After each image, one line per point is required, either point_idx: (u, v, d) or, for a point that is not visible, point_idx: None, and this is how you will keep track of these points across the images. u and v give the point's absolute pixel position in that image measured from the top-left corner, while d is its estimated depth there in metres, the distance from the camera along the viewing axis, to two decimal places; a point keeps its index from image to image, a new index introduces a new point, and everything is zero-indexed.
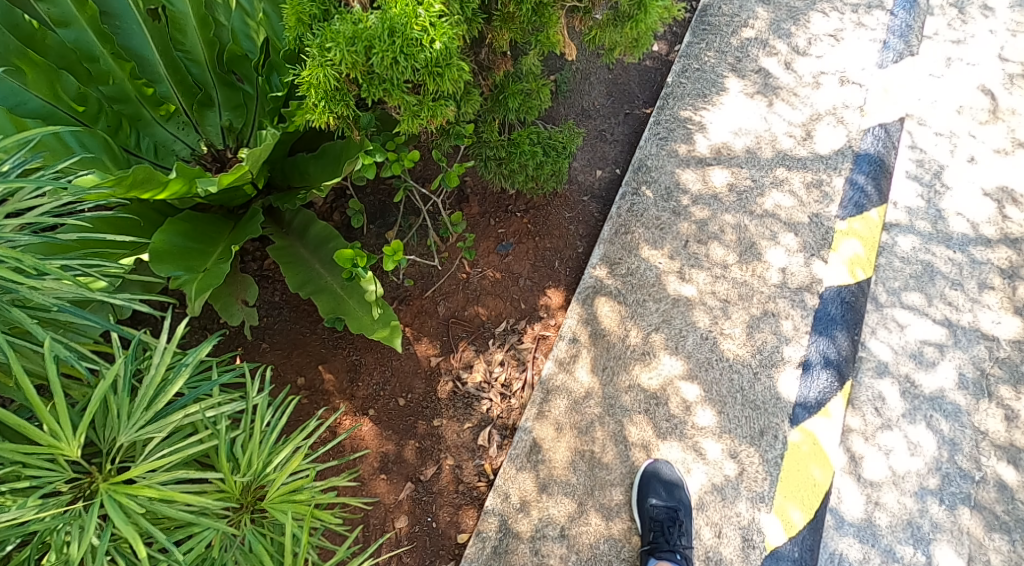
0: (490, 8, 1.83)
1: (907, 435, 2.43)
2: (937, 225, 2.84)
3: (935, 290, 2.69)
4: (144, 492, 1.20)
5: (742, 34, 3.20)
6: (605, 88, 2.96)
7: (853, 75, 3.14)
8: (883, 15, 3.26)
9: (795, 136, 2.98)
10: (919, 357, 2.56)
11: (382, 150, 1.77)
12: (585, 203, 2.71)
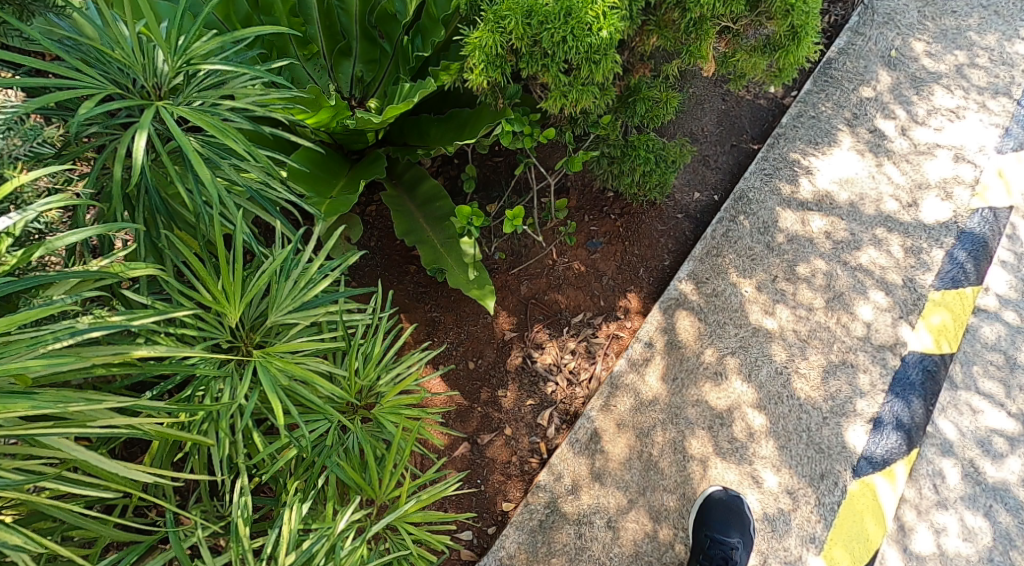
0: (649, 11, 1.88)
1: (963, 519, 2.43)
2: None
3: (1014, 380, 2.65)
4: (292, 368, 1.45)
5: (861, 93, 3.28)
6: (716, 117, 3.05)
7: (969, 153, 3.15)
8: (1009, 103, 3.31)
9: (900, 199, 2.97)
10: (988, 446, 2.53)
11: (521, 123, 1.85)
12: (678, 221, 2.76)
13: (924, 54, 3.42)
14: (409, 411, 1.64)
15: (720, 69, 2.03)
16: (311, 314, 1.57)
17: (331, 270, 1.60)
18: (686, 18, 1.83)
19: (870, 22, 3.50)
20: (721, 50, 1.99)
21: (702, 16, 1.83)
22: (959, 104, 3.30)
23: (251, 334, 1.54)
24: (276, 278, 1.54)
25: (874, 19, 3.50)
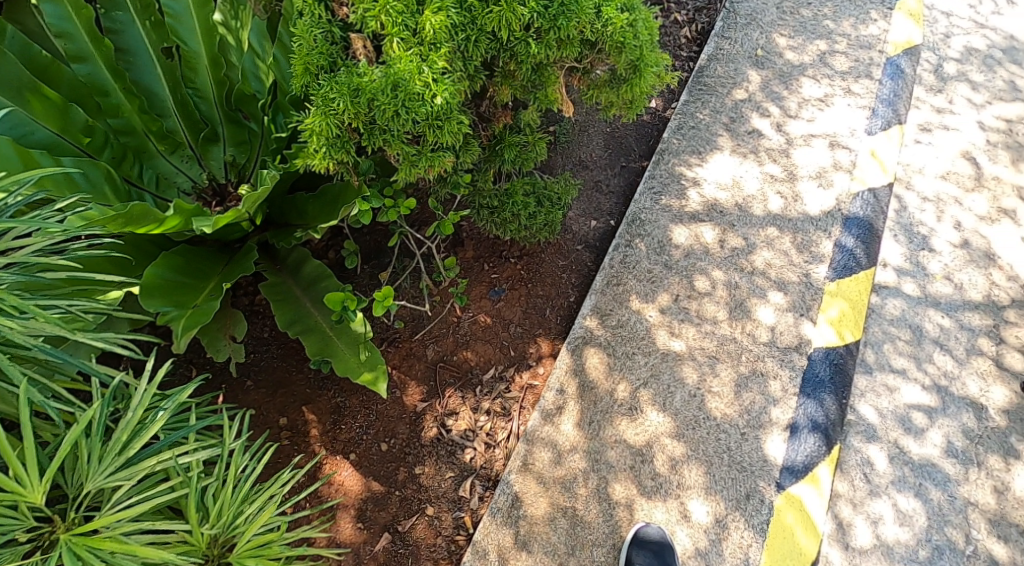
0: (491, 64, 1.83)
1: (895, 504, 2.46)
2: (932, 285, 2.88)
3: (923, 354, 2.72)
4: (104, 548, 1.53)
5: (735, 95, 3.42)
6: (603, 140, 3.14)
7: (843, 139, 3.28)
8: (871, 84, 3.45)
9: (784, 194, 3.08)
10: (908, 424, 2.58)
11: (380, 198, 1.79)
12: (578, 252, 2.82)
13: (787, 48, 3.58)
14: (265, 551, 1.71)
15: (585, 103, 2.05)
16: (139, 468, 1.63)
17: (163, 413, 1.67)
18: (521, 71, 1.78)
19: (733, 25, 3.64)
20: (578, 86, 2.02)
21: (541, 63, 1.81)
22: (827, 92, 3.45)
23: (76, 501, 1.61)
24: (91, 439, 1.60)
25: (737, 22, 3.66)
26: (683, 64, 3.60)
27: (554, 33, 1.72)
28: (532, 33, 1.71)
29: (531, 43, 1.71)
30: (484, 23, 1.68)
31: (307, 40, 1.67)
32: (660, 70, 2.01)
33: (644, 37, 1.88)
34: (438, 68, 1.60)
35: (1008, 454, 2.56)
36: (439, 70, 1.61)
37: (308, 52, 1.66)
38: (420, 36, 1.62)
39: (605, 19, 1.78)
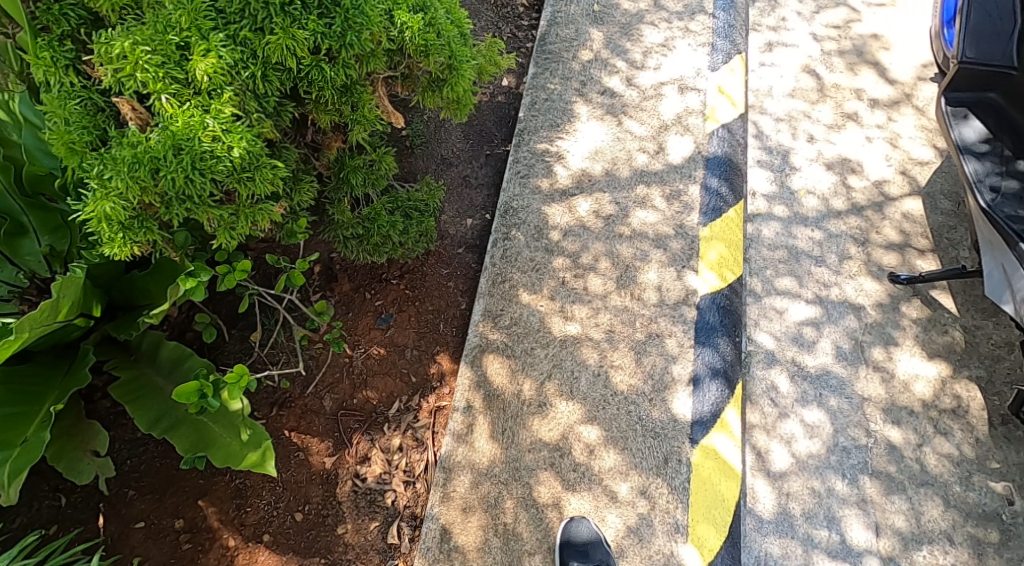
0: (297, 95, 1.73)
1: (803, 421, 2.96)
2: (799, 203, 3.47)
3: (802, 270, 3.31)
4: None
5: (581, 58, 3.50)
6: (463, 133, 3.14)
7: (691, 81, 3.41)
8: (706, 19, 3.65)
9: (647, 150, 3.14)
10: (800, 339, 3.15)
11: (206, 268, 1.70)
12: (460, 255, 2.78)
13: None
14: None
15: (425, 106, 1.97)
16: None
17: None
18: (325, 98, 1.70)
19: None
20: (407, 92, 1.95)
21: (348, 83, 1.72)
22: (667, 36, 3.59)
23: None
24: None
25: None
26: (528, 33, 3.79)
27: (347, 53, 1.65)
28: (325, 57, 1.63)
29: (325, 66, 1.63)
30: (266, 54, 1.59)
31: (64, 114, 1.58)
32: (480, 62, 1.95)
33: (447, 34, 1.81)
34: (225, 118, 1.54)
35: (889, 344, 3.11)
36: (229, 119, 1.55)
37: (68, 129, 1.57)
38: (197, 86, 1.54)
39: (399, 25, 1.72)
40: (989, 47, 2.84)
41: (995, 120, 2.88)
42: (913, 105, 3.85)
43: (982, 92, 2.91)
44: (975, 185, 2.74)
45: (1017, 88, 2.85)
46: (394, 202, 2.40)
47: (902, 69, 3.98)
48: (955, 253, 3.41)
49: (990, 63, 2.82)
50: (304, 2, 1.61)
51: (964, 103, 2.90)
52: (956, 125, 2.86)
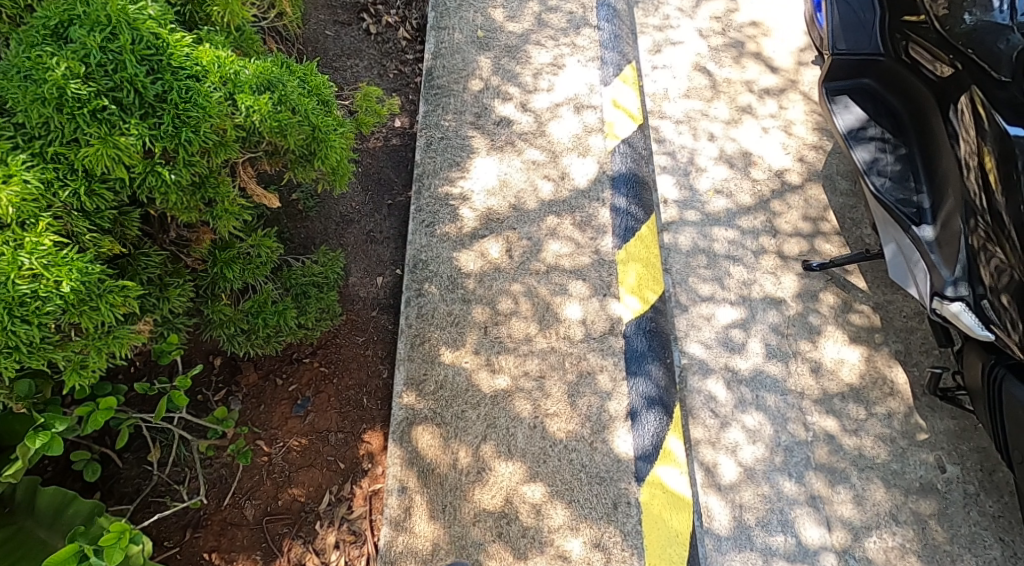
0: (137, 202, 1.77)
1: (745, 425, 2.99)
2: (709, 204, 3.51)
3: (722, 273, 3.34)
4: None
5: (473, 88, 3.36)
6: (361, 186, 2.98)
7: (586, 99, 3.32)
8: (592, 33, 3.59)
9: (551, 177, 3.04)
10: (730, 343, 3.16)
11: (61, 419, 1.67)
12: (375, 318, 2.63)
13: (505, 20, 3.64)
14: None
15: (297, 178, 2.00)
16: None
17: None
18: (170, 200, 1.74)
19: (446, 13, 3.68)
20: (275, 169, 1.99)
21: (202, 177, 1.78)
22: (556, 55, 3.50)
23: None
24: None
25: (448, 8, 3.71)
26: (413, 67, 3.68)
27: (184, 150, 1.70)
28: (162, 159, 1.69)
29: (163, 170, 1.69)
30: (87, 167, 1.62)
31: None
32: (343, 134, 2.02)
33: (301, 108, 1.90)
34: (43, 254, 1.55)
35: (814, 334, 3.22)
36: (51, 251, 1.56)
37: None
38: (3, 220, 1.53)
39: (243, 109, 1.77)
40: (855, 38, 2.87)
41: (875, 106, 2.90)
42: (799, 93, 3.95)
43: (857, 79, 2.94)
44: (863, 172, 2.78)
45: (887, 72, 2.85)
46: (286, 283, 2.35)
47: (782, 60, 4.09)
48: (858, 233, 3.49)
49: (858, 52, 2.86)
50: (122, 106, 1.65)
51: (842, 93, 2.93)
52: (836, 114, 2.90)
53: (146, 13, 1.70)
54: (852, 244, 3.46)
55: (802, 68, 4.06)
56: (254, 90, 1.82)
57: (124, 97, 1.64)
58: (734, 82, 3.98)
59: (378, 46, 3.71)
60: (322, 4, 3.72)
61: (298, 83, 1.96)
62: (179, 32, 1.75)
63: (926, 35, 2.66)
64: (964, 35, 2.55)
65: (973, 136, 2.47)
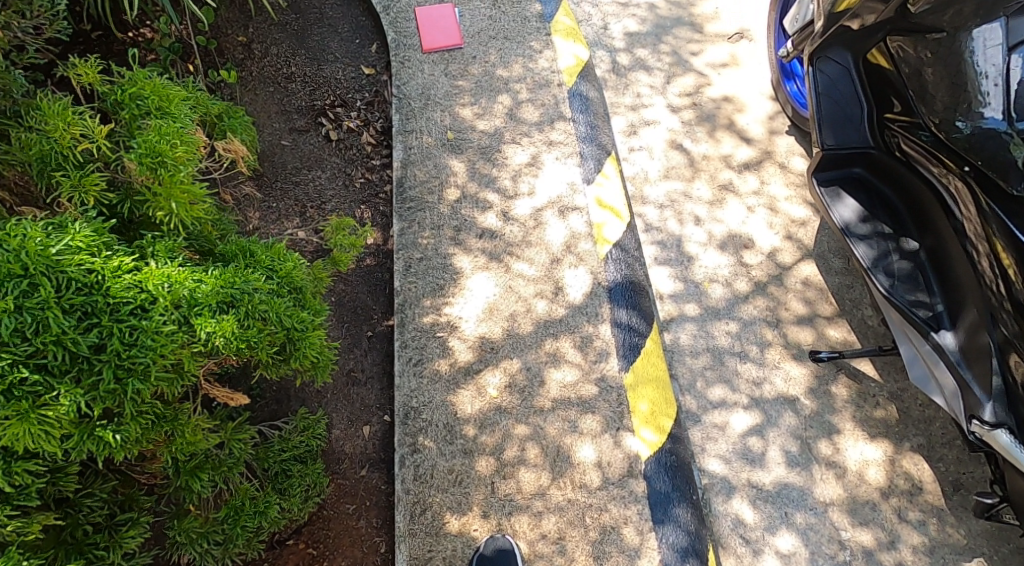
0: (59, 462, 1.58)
1: (777, 549, 2.70)
2: (706, 295, 3.21)
3: (729, 371, 3.02)
4: None
5: (449, 197, 3.13)
6: (335, 315, 2.81)
7: (569, 200, 3.09)
8: (567, 126, 3.40)
9: (545, 294, 2.80)
10: (749, 454, 2.85)
11: None
12: (366, 477, 2.45)
13: (476, 118, 3.44)
14: None
15: (269, 375, 1.91)
16: None
17: None
18: (120, 455, 1.61)
19: (412, 113, 3.47)
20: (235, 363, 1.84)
21: (156, 417, 1.67)
22: (533, 152, 3.30)
23: None
24: None
25: (414, 109, 3.49)
26: (380, 173, 3.43)
27: (133, 401, 1.58)
28: (102, 420, 1.56)
29: (105, 431, 1.55)
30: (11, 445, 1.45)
31: None
32: (315, 328, 1.96)
33: (271, 313, 1.82)
34: None
35: (833, 433, 2.90)
36: None
37: None
38: None
39: (203, 335, 1.66)
40: (843, 132, 2.71)
41: (869, 197, 2.69)
42: (777, 165, 3.71)
43: (847, 169, 2.74)
44: (869, 271, 2.55)
45: (881, 164, 2.67)
46: (265, 463, 2.10)
47: (754, 129, 3.83)
48: (859, 314, 3.20)
49: (848, 146, 2.70)
50: (50, 370, 1.49)
51: (834, 185, 2.72)
52: (831, 208, 2.68)
53: (71, 249, 1.57)
54: (855, 327, 3.17)
55: (775, 137, 3.81)
56: (213, 312, 1.70)
57: (51, 360, 1.49)
58: (712, 159, 3.73)
59: (341, 152, 3.48)
60: (278, 112, 3.55)
61: (267, 278, 1.92)
62: (117, 257, 1.63)
63: (921, 135, 2.51)
64: (964, 142, 2.40)
65: (975, 217, 2.34)
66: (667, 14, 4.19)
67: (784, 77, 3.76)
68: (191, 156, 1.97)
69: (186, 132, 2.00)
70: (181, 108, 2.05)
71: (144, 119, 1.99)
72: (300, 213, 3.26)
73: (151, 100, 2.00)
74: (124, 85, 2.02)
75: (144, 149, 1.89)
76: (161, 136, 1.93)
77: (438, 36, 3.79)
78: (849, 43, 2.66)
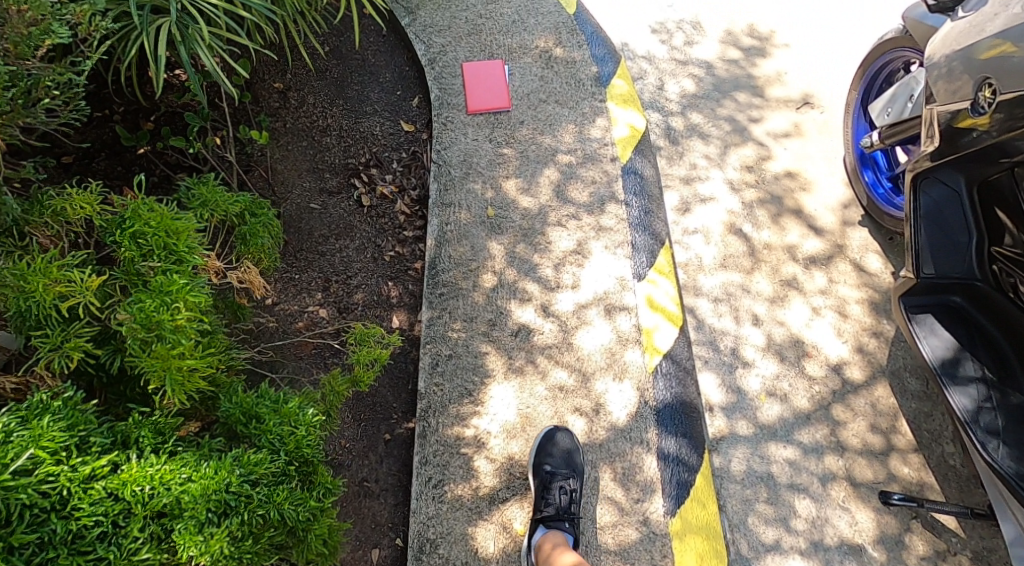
0: None
1: None
2: (761, 412, 2.81)
3: (788, 509, 2.66)
4: None
5: (485, 284, 2.87)
6: (352, 414, 2.59)
7: (617, 298, 2.87)
8: (618, 209, 3.12)
9: (583, 410, 2.65)
10: None
11: None
12: None
13: (519, 194, 3.18)
14: None
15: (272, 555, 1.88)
16: None
17: None
18: None
19: (451, 184, 3.22)
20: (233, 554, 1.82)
21: None
22: (579, 239, 3.03)
23: None
24: None
25: (453, 178, 3.25)
26: (413, 248, 3.18)
27: None
28: None
29: None
30: None
31: None
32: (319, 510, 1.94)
33: (268, 514, 1.80)
34: None
35: None
36: None
37: None
38: None
39: (179, 556, 1.65)
40: (945, 259, 2.50)
41: (968, 331, 2.47)
42: (849, 262, 3.38)
43: (946, 296, 2.52)
44: (964, 420, 2.36)
45: (986, 297, 2.45)
46: None
47: (822, 217, 3.54)
48: (939, 448, 2.87)
49: (949, 274, 2.49)
50: None
51: (928, 314, 2.51)
52: (923, 342, 2.48)
53: (38, 470, 1.54)
54: (932, 465, 2.84)
55: (847, 229, 3.50)
56: (201, 524, 1.69)
57: None
58: (775, 249, 3.44)
59: (373, 221, 3.23)
60: (308, 171, 3.33)
61: (271, 457, 1.90)
62: (90, 466, 1.60)
63: None
64: None
65: None
66: (725, 76, 4.06)
67: (860, 163, 3.47)
68: (193, 318, 1.87)
69: (192, 286, 1.90)
70: (190, 252, 1.95)
71: (147, 262, 1.90)
72: (323, 288, 3.03)
73: (154, 245, 1.91)
74: (127, 222, 1.94)
75: (139, 318, 1.79)
76: (162, 300, 1.83)
77: (486, 97, 3.54)
78: (963, 166, 2.44)
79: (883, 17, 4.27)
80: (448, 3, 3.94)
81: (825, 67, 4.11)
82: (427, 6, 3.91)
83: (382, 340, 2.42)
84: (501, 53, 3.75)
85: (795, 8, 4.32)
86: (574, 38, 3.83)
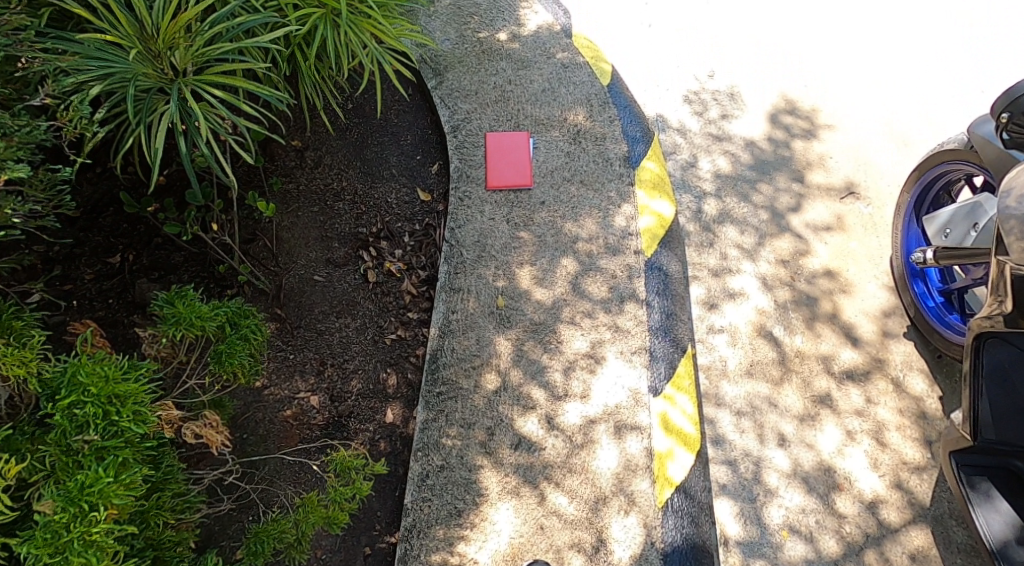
0: None
1: None
2: (783, 553, 2.80)
3: None
4: None
5: (486, 387, 2.71)
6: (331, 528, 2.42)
7: (629, 413, 2.68)
8: (639, 310, 2.93)
9: (582, 545, 2.46)
10: None
11: None
12: None
13: (533, 285, 3.00)
14: None
15: None
16: None
17: None
18: None
19: (462, 267, 3.05)
20: None
21: None
22: (594, 341, 2.84)
23: None
24: None
25: (465, 261, 3.07)
26: (416, 332, 3.01)
27: None
28: None
29: None
30: None
31: None
32: None
33: None
34: None
35: None
36: None
37: None
38: None
39: None
40: (1009, 425, 2.51)
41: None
42: (889, 380, 3.17)
43: (1005, 459, 2.56)
44: None
45: None
46: None
47: (861, 325, 3.31)
48: None
49: (1011, 441, 2.51)
50: None
51: (987, 478, 2.54)
52: (979, 508, 2.52)
53: None
54: None
55: (888, 341, 3.28)
56: None
57: None
58: (808, 357, 3.22)
59: (377, 299, 3.06)
60: (315, 239, 3.17)
61: None
62: None
63: None
64: None
65: None
66: (767, 156, 3.84)
67: (909, 273, 3.22)
68: (119, 512, 1.74)
69: (127, 475, 1.77)
70: (131, 423, 1.80)
71: (82, 437, 1.75)
72: (317, 369, 2.85)
73: (89, 418, 1.76)
74: (64, 388, 1.79)
75: (60, 516, 1.67)
76: (88, 495, 1.70)
77: (506, 172, 3.36)
78: None
79: (931, 110, 4.07)
80: (478, 67, 3.78)
81: (872, 155, 3.88)
82: (455, 68, 3.76)
83: (364, 470, 2.22)
84: (527, 124, 3.56)
85: (842, 90, 4.10)
86: (604, 112, 3.60)
